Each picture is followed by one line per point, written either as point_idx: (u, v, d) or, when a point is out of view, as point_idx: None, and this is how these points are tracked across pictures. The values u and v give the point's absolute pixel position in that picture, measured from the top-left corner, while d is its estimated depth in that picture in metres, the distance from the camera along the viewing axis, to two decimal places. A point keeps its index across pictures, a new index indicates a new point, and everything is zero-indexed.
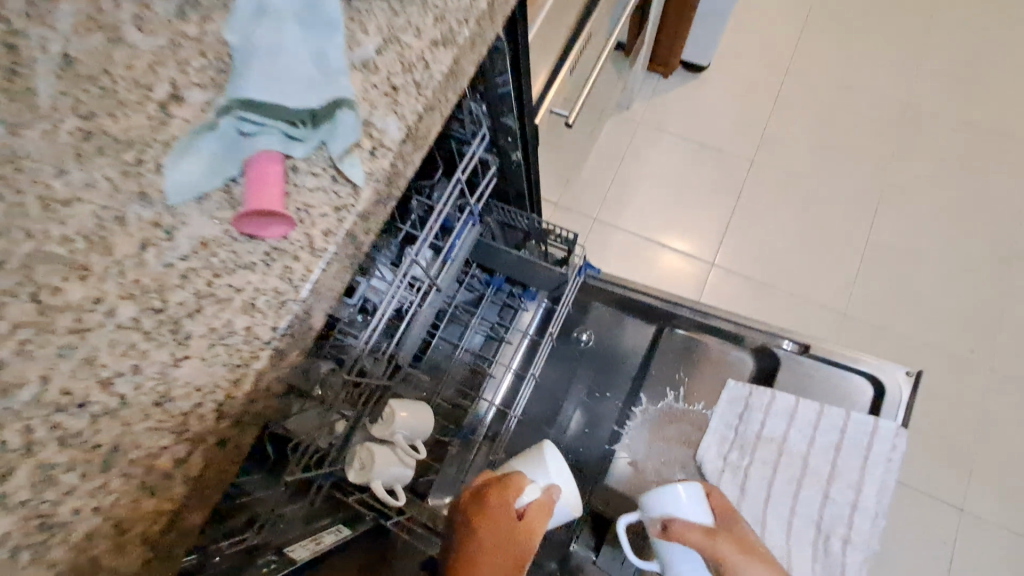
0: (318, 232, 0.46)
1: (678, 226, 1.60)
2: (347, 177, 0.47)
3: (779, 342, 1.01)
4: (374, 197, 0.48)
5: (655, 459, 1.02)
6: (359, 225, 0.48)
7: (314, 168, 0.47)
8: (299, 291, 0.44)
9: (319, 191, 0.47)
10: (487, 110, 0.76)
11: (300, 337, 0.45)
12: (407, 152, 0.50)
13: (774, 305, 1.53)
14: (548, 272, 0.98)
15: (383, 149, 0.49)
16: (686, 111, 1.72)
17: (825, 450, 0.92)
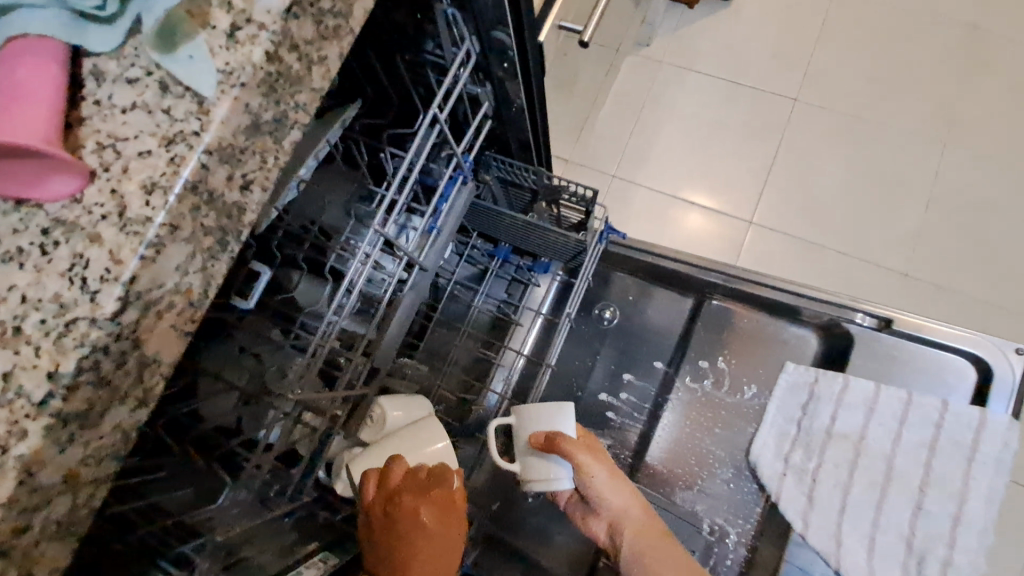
0: (134, 187, 0.27)
1: (707, 179, 1.34)
2: (188, 85, 0.28)
3: (851, 316, 0.82)
4: (247, 122, 0.29)
5: (696, 456, 0.87)
6: (210, 183, 0.28)
7: (133, 76, 0.28)
8: (101, 304, 0.26)
9: (139, 113, 0.28)
10: (471, 20, 0.55)
11: (124, 379, 0.28)
12: (314, 37, 0.30)
13: (825, 270, 1.26)
14: (565, 236, 0.78)
15: (249, 42, 0.28)
16: (719, 41, 1.42)
17: (915, 450, 0.76)
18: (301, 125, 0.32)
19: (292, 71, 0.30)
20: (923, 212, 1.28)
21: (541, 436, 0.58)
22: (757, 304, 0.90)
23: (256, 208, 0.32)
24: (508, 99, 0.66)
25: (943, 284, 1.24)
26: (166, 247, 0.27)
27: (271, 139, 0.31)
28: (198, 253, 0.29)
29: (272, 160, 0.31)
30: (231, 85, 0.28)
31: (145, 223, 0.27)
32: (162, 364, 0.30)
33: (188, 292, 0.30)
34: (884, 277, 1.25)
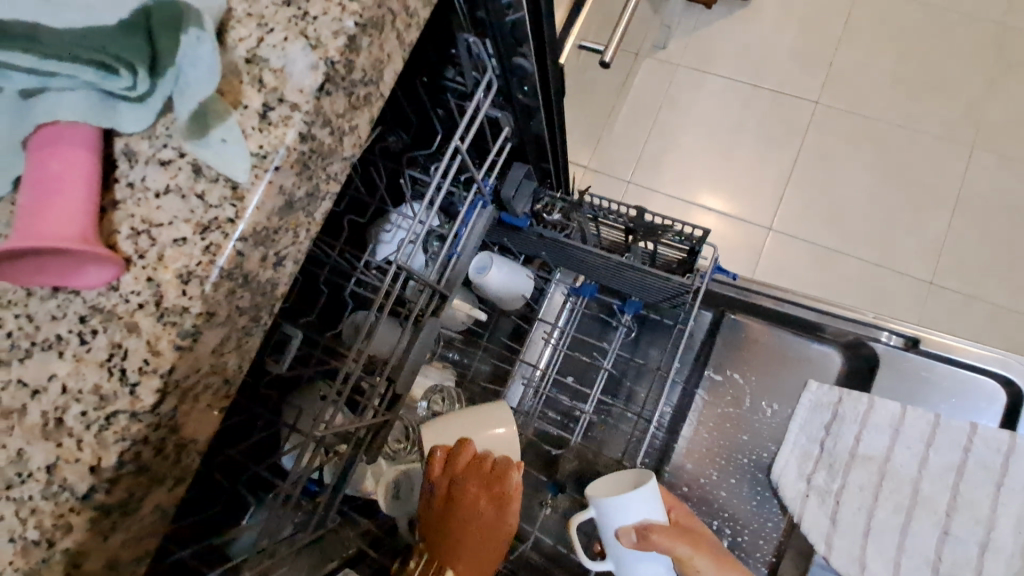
0: (169, 275, 0.27)
1: (726, 185, 1.31)
2: (222, 172, 0.27)
3: (877, 335, 0.83)
4: (281, 204, 0.29)
5: (712, 469, 0.86)
6: (247, 258, 0.28)
7: (166, 156, 0.28)
8: (141, 397, 0.27)
9: (173, 197, 0.28)
10: (493, 48, 0.54)
11: (164, 464, 0.29)
12: (345, 109, 0.30)
13: (849, 278, 1.23)
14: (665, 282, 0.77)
15: (279, 125, 0.28)
16: (738, 43, 1.39)
17: (942, 474, 0.74)
18: (332, 195, 0.32)
19: (324, 146, 0.30)
20: (948, 219, 1.24)
21: (629, 532, 0.57)
22: (786, 323, 0.88)
23: (289, 280, 0.32)
24: (529, 122, 0.65)
25: (970, 293, 1.21)
26: (204, 332, 0.27)
27: (303, 215, 0.31)
28: (233, 332, 0.29)
29: (304, 234, 0.31)
30: (265, 169, 0.27)
31: (182, 312, 0.27)
32: (198, 442, 0.30)
33: (223, 371, 0.30)
34: (909, 288, 1.22)
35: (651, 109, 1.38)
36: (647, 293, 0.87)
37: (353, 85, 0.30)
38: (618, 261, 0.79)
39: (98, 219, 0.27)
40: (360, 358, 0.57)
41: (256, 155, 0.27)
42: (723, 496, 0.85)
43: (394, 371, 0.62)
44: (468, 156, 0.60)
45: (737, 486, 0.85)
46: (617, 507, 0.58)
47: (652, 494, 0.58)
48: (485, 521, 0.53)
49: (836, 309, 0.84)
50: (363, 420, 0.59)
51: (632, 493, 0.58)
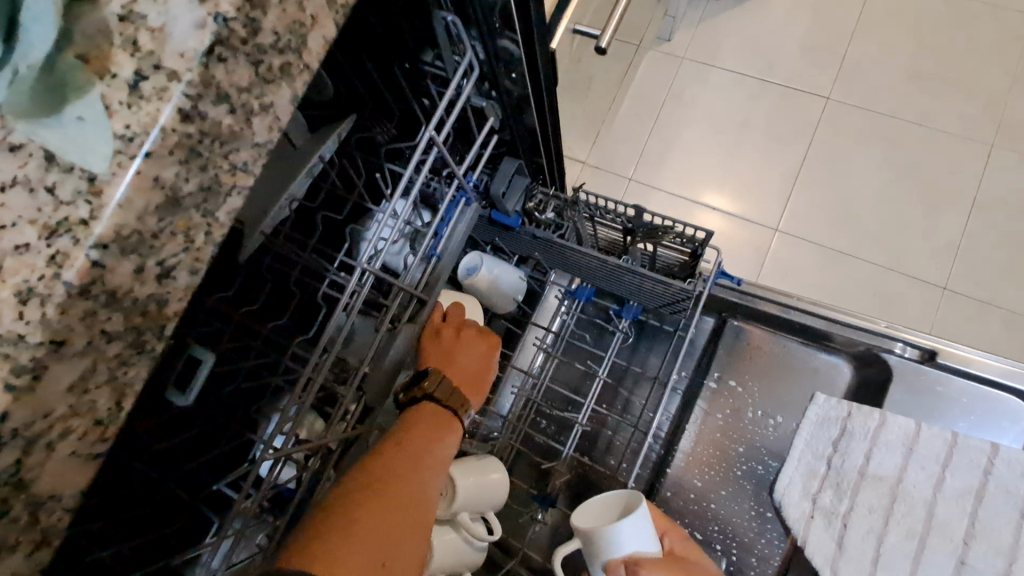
0: (6, 292, 0.22)
1: (730, 183, 1.26)
2: (74, 161, 0.22)
3: (891, 346, 0.78)
4: (160, 200, 0.24)
5: (711, 483, 0.82)
6: (116, 268, 0.24)
7: (15, 140, 0.22)
8: None
9: (19, 192, 0.22)
10: (472, 26, 0.49)
11: (10, 529, 0.24)
12: (252, 82, 0.26)
13: (858, 282, 1.18)
14: (663, 287, 0.73)
15: (148, 98, 0.23)
16: (745, 35, 1.34)
17: (959, 498, 0.70)
18: (240, 190, 0.27)
19: (222, 127, 0.25)
20: (963, 221, 1.19)
21: (618, 563, 0.55)
22: (793, 330, 0.83)
23: (183, 296, 0.27)
24: (518, 111, 0.61)
25: (986, 299, 1.15)
26: (49, 367, 0.23)
27: (199, 214, 0.26)
28: (100, 364, 0.25)
29: (202, 237, 0.27)
30: (132, 155, 0.23)
31: (17, 341, 0.22)
32: (65, 500, 0.26)
33: (92, 412, 0.25)
34: (921, 293, 1.16)
35: (654, 103, 1.32)
36: (644, 297, 0.83)
37: (264, 51, 0.26)
38: (616, 265, 0.74)
39: None
40: (323, 365, 0.52)
41: (123, 134, 0.23)
42: (715, 510, 0.81)
43: (367, 381, 0.56)
44: (446, 148, 0.54)
45: (728, 499, 0.81)
46: (608, 540, 0.55)
47: (644, 523, 0.55)
48: (475, 352, 0.63)
49: (848, 316, 0.80)
50: (333, 434, 0.54)
51: (625, 524, 0.55)
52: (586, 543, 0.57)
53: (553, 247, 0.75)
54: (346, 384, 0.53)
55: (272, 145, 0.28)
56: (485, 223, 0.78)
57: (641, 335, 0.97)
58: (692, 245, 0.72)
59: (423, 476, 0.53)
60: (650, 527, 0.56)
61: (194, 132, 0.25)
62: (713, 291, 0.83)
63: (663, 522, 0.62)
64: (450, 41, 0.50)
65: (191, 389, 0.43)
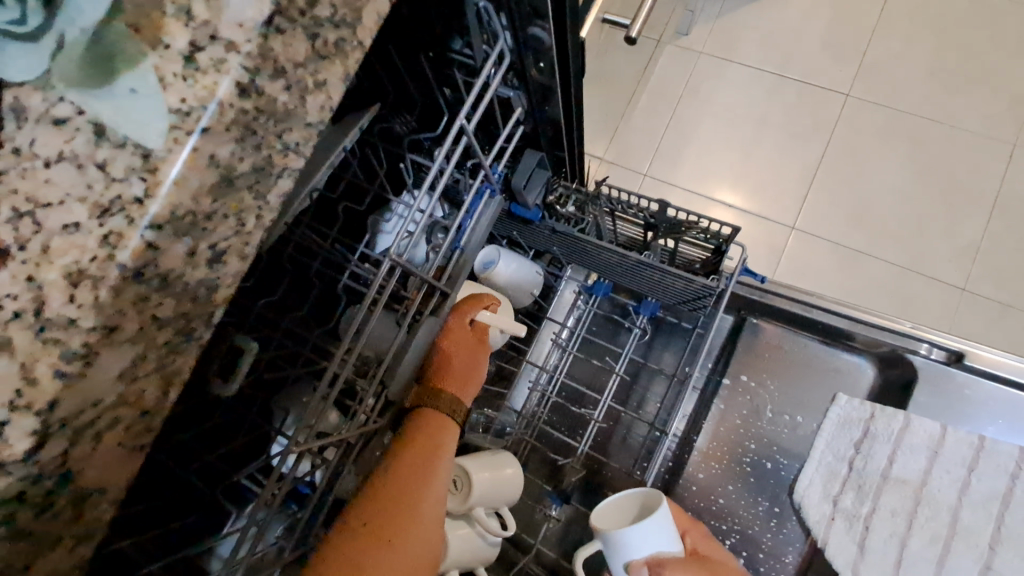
0: (55, 274, 0.21)
1: (747, 180, 1.24)
2: (129, 135, 0.21)
3: (916, 347, 0.76)
4: (214, 179, 0.23)
5: (723, 475, 0.81)
6: (167, 252, 0.23)
7: (62, 114, 0.21)
8: (11, 442, 0.21)
9: (67, 167, 0.21)
10: (506, 13, 0.47)
11: (54, 523, 0.23)
12: (308, 56, 0.25)
13: (875, 282, 1.16)
14: (686, 283, 0.72)
15: (202, 69, 0.22)
16: (765, 30, 1.31)
17: (984, 503, 0.69)
18: (290, 171, 0.27)
19: (278, 105, 0.24)
20: (985, 222, 1.17)
21: (641, 565, 0.54)
22: (814, 329, 0.82)
23: (232, 282, 0.26)
24: (545, 103, 0.59)
25: (1006, 301, 1.13)
26: (100, 354, 0.22)
27: (250, 196, 0.25)
28: (150, 351, 0.24)
29: (253, 222, 0.26)
30: (189, 131, 0.22)
31: (69, 326, 0.21)
32: (109, 491, 0.25)
33: (139, 401, 0.25)
34: (940, 295, 1.15)
35: (670, 98, 1.30)
36: (664, 294, 0.82)
37: (320, 25, 0.25)
38: (638, 260, 0.73)
39: None
40: (349, 360, 0.50)
41: (179, 107, 0.22)
42: (724, 506, 0.80)
43: (390, 374, 0.56)
44: (474, 138, 0.52)
45: (735, 494, 0.80)
46: (629, 539, 0.54)
47: (664, 524, 0.55)
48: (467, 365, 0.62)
49: (872, 316, 0.78)
50: (353, 428, 0.53)
51: (646, 523, 0.54)
52: (609, 545, 0.56)
53: (573, 241, 0.74)
54: (373, 379, 0.52)
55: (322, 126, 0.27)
56: (504, 216, 0.77)
57: (658, 332, 0.96)
58: (716, 241, 0.71)
59: (432, 482, 0.54)
60: (671, 525, 0.55)
61: (249, 109, 0.24)
62: (735, 289, 0.82)
63: (685, 522, 0.62)
64: (483, 31, 0.49)
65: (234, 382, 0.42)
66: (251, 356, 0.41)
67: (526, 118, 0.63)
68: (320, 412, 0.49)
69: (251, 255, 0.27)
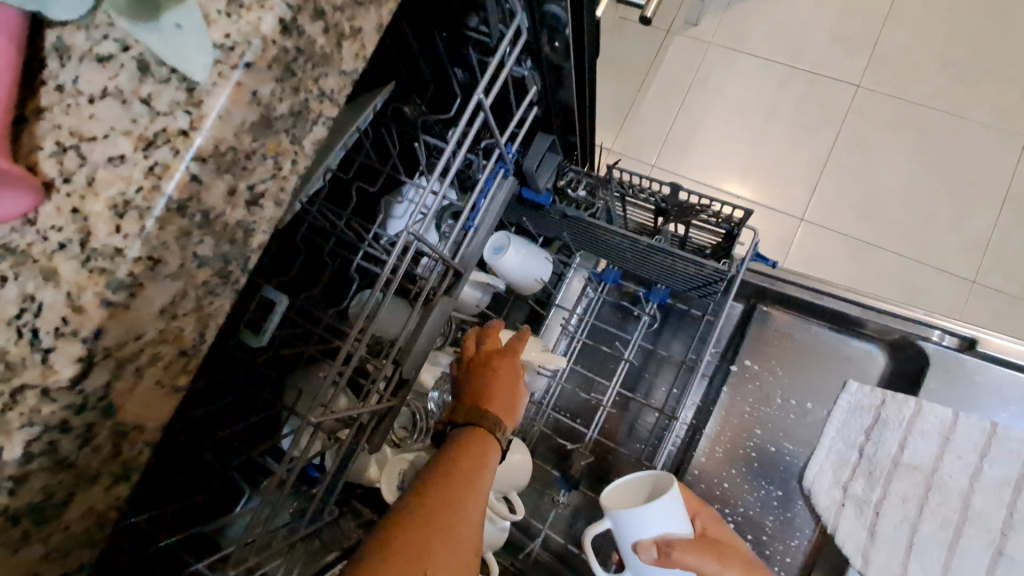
0: (101, 206, 0.21)
1: (756, 169, 1.24)
2: (177, 68, 0.22)
3: (928, 334, 0.76)
4: (255, 117, 0.23)
5: (727, 459, 0.81)
6: (211, 187, 0.23)
7: (105, 52, 0.23)
8: (57, 368, 0.21)
9: (111, 103, 0.22)
10: None
11: (95, 456, 0.24)
12: (345, 3, 0.25)
13: (884, 273, 1.16)
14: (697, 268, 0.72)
15: (240, 4, 0.22)
16: (777, 19, 1.31)
17: (996, 489, 0.69)
18: (326, 119, 0.27)
19: (316, 49, 0.24)
20: (996, 215, 1.16)
21: (650, 547, 0.54)
22: (824, 316, 0.82)
23: (267, 228, 0.26)
24: (558, 84, 0.59)
25: (1017, 294, 1.13)
26: (145, 287, 0.22)
27: (287, 139, 0.25)
28: (191, 290, 0.24)
29: (289, 166, 0.26)
30: (232, 66, 0.22)
31: (114, 257, 0.21)
32: (146, 429, 0.26)
33: (178, 340, 0.25)
34: (949, 287, 1.14)
35: (679, 87, 1.30)
36: (675, 280, 0.82)
37: None
38: (648, 245, 0.73)
39: (17, 132, 0.22)
40: (365, 341, 0.50)
41: (223, 37, 0.22)
42: (729, 490, 0.80)
43: (405, 353, 0.56)
44: (491, 117, 0.51)
45: (739, 478, 0.80)
46: (639, 519, 0.54)
47: (676, 509, 0.55)
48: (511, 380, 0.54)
49: (884, 304, 0.77)
50: (367, 405, 0.53)
51: (657, 504, 0.54)
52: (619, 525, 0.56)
53: (583, 225, 0.74)
54: (387, 360, 0.52)
55: (357, 76, 0.27)
56: (515, 200, 0.77)
57: (666, 320, 0.96)
58: (727, 225, 0.70)
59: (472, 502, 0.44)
60: (681, 508, 0.56)
61: (289, 50, 0.23)
62: (745, 276, 0.81)
63: (695, 505, 0.62)
64: (498, 8, 0.48)
65: (271, 330, 0.44)
66: (285, 307, 0.44)
67: (539, 99, 0.63)
68: (336, 386, 0.49)
69: (286, 203, 0.27)
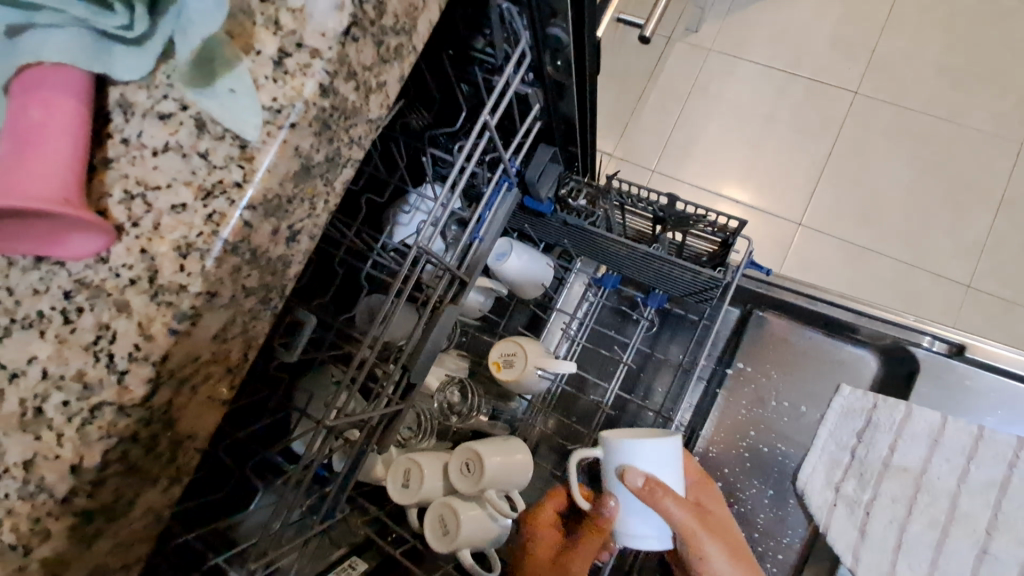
0: (166, 247, 0.24)
1: (755, 176, 1.26)
2: (230, 129, 0.25)
3: (918, 340, 0.78)
4: (297, 167, 0.26)
5: (722, 458, 0.84)
6: (259, 229, 0.26)
7: (165, 110, 0.25)
8: (130, 387, 0.24)
9: (172, 156, 0.25)
10: (528, 14, 0.49)
11: (155, 463, 0.26)
12: (374, 60, 0.27)
13: (880, 278, 1.18)
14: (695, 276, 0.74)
15: (284, 69, 0.25)
16: (776, 27, 1.33)
17: (983, 490, 0.71)
18: (354, 162, 0.29)
19: (348, 103, 0.27)
20: (991, 221, 1.18)
21: (639, 481, 0.54)
22: (818, 322, 0.84)
23: (302, 258, 0.29)
24: (561, 101, 0.61)
25: (1010, 298, 1.15)
26: (203, 316, 0.25)
27: (322, 182, 0.28)
28: (239, 316, 0.27)
29: (323, 205, 0.29)
30: (280, 126, 0.25)
31: (179, 291, 0.24)
32: (197, 438, 0.28)
33: (226, 360, 0.27)
34: (944, 291, 1.16)
35: (679, 95, 1.32)
36: (673, 287, 0.84)
37: (385, 32, 0.28)
38: (647, 253, 0.75)
39: (88, 182, 0.24)
40: (377, 348, 0.52)
41: (271, 101, 0.25)
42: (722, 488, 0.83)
43: (414, 359, 0.58)
44: (497, 134, 0.54)
45: (732, 476, 0.83)
46: (637, 452, 0.54)
47: (672, 458, 0.56)
48: None
49: (876, 309, 0.80)
50: (377, 409, 0.56)
51: (661, 445, 0.55)
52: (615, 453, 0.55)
53: (585, 233, 0.76)
54: (397, 367, 0.55)
55: (382, 121, 0.30)
56: (518, 209, 0.80)
57: (665, 324, 0.98)
58: (723, 234, 0.73)
59: None
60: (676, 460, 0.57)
61: (326, 107, 0.26)
62: (742, 282, 0.84)
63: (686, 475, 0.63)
64: (504, 32, 0.51)
65: (297, 348, 0.47)
66: (309, 328, 0.47)
67: (542, 114, 0.65)
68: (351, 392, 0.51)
69: (318, 236, 0.30)
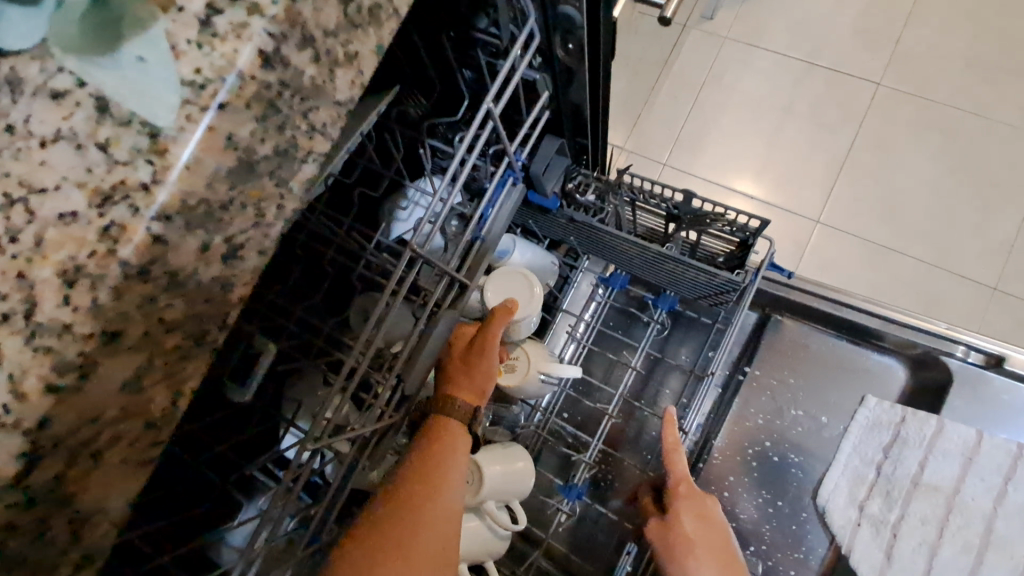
0: (48, 271, 0.20)
1: (771, 171, 1.20)
2: (139, 111, 0.20)
3: (953, 350, 0.74)
4: (233, 164, 0.22)
5: (729, 465, 0.78)
6: (185, 231, 0.22)
7: (60, 87, 0.21)
8: None
9: (64, 147, 0.21)
10: None
11: (48, 549, 0.23)
12: (338, 24, 0.23)
13: (902, 278, 1.12)
14: (711, 277, 0.68)
15: (213, 40, 0.21)
16: (795, 12, 1.26)
17: (1019, 514, 0.68)
18: (316, 156, 0.26)
19: (305, 81, 0.23)
20: (1020, 219, 1.12)
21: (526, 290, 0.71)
22: (843, 329, 0.79)
23: (249, 279, 0.26)
24: (570, 85, 0.56)
25: None
26: (97, 364, 0.21)
27: (271, 182, 0.24)
28: (157, 357, 0.23)
29: (273, 211, 0.25)
30: (203, 108, 0.21)
31: (61, 334, 0.20)
32: (111, 509, 0.24)
33: (146, 410, 0.24)
34: (968, 294, 1.11)
35: (692, 85, 1.26)
36: (687, 287, 0.79)
37: None
38: (660, 252, 0.70)
39: None
40: (371, 354, 0.44)
41: (195, 78, 0.21)
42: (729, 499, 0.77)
43: (410, 368, 0.52)
44: (501, 123, 0.47)
45: (745, 488, 0.78)
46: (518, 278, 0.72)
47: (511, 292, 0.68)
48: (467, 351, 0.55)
49: (905, 317, 0.76)
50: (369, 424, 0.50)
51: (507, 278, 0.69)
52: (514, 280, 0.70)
53: (594, 230, 0.72)
54: (389, 378, 0.48)
55: (351, 104, 0.26)
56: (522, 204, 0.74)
57: (675, 326, 0.94)
58: (742, 233, 0.67)
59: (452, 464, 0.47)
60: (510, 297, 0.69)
61: (272, 85, 0.22)
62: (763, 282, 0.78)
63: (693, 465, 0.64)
64: (508, 6, 0.45)
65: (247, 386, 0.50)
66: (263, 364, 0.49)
67: (550, 101, 0.59)
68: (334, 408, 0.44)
69: (270, 249, 0.26)
